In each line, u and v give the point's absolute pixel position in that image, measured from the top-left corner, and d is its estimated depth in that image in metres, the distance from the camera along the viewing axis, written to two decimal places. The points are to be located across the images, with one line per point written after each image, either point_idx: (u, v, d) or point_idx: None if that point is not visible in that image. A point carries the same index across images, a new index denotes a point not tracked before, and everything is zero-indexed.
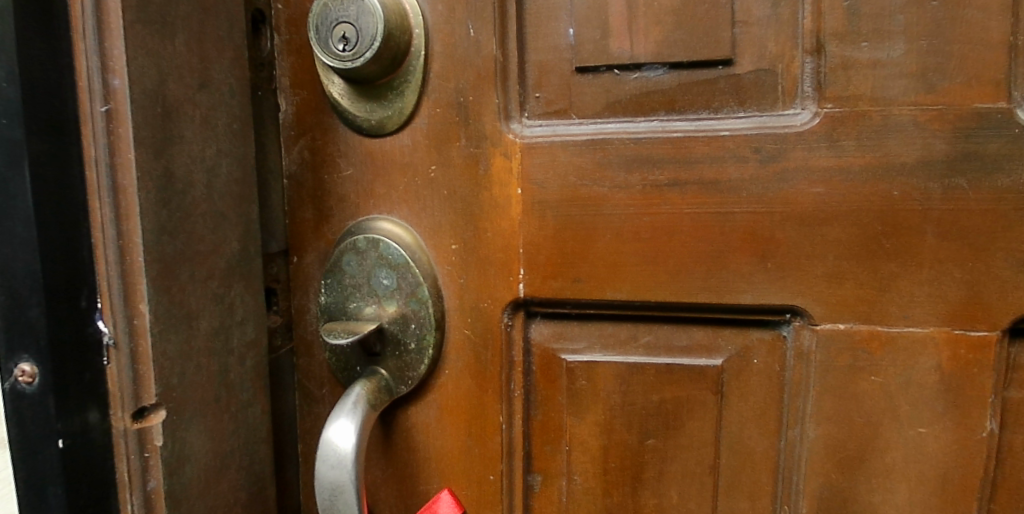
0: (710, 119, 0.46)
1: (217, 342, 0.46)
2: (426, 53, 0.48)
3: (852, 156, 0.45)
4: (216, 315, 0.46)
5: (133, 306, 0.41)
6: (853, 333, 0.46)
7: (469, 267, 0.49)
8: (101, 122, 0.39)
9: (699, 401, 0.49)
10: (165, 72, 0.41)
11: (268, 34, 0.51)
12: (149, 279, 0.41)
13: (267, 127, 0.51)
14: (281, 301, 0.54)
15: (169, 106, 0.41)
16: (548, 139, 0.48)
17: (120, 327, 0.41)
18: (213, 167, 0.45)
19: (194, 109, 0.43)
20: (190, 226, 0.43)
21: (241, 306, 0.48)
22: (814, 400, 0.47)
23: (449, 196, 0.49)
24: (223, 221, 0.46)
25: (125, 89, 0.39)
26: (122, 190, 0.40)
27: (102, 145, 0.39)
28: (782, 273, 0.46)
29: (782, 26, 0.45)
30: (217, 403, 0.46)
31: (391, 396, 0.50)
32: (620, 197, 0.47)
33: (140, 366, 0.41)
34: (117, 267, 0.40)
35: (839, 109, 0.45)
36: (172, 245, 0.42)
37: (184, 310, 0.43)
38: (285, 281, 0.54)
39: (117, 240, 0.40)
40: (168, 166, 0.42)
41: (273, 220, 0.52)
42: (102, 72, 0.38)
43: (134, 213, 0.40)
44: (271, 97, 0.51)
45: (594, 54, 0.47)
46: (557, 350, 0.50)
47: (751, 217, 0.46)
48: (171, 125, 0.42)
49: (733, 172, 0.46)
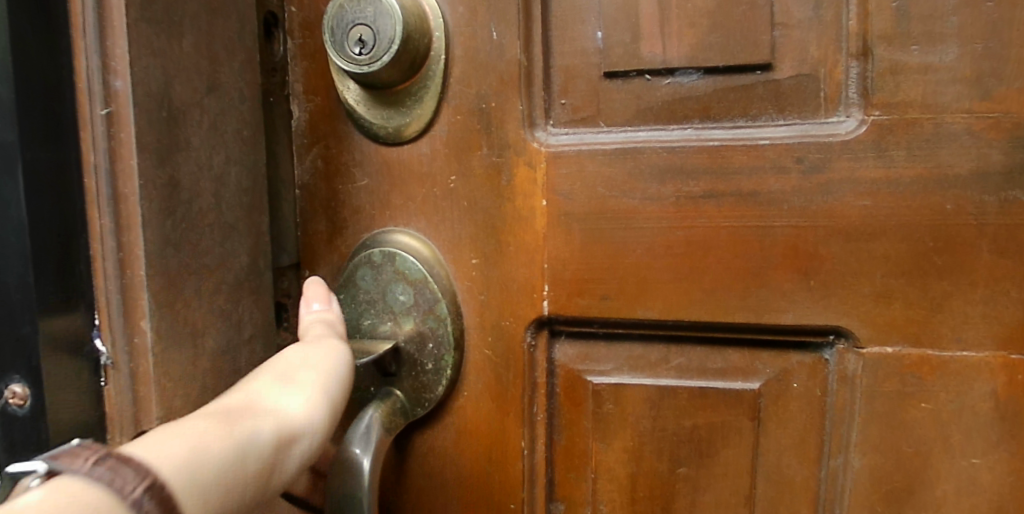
0: (748, 127, 0.44)
1: (224, 361, 0.43)
2: (446, 57, 0.46)
3: (901, 167, 0.42)
4: (223, 331, 0.43)
5: (134, 324, 0.38)
6: (902, 357, 0.43)
7: (491, 283, 0.47)
8: (101, 126, 0.37)
9: (735, 427, 0.46)
10: (172, 75, 0.39)
11: (280, 37, 0.49)
12: (151, 295, 0.38)
13: (279, 135, 0.49)
14: (292, 317, 0.51)
15: (174, 110, 0.39)
16: (575, 147, 0.45)
17: (120, 346, 0.39)
18: (221, 176, 0.42)
19: (202, 113, 0.41)
20: (196, 238, 0.41)
21: (249, 323, 0.45)
22: (859, 428, 0.44)
23: (469, 208, 0.47)
24: (233, 233, 0.43)
25: (127, 90, 0.36)
26: (123, 199, 0.37)
27: (103, 150, 0.37)
28: (826, 292, 0.43)
29: (826, 29, 0.42)
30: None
31: (407, 419, 0.48)
32: (651, 209, 0.44)
33: (140, 387, 0.39)
34: (115, 282, 0.38)
35: (887, 117, 0.42)
36: (176, 258, 0.40)
37: (189, 327, 0.41)
38: (296, 296, 0.51)
39: (118, 253, 0.38)
40: (174, 175, 0.39)
41: (284, 232, 0.50)
42: (103, 73, 0.36)
43: (135, 223, 0.37)
44: (284, 103, 0.49)
45: (624, 59, 0.44)
46: (582, 372, 0.47)
47: (791, 231, 0.43)
48: (177, 130, 0.39)
49: (773, 183, 0.43)
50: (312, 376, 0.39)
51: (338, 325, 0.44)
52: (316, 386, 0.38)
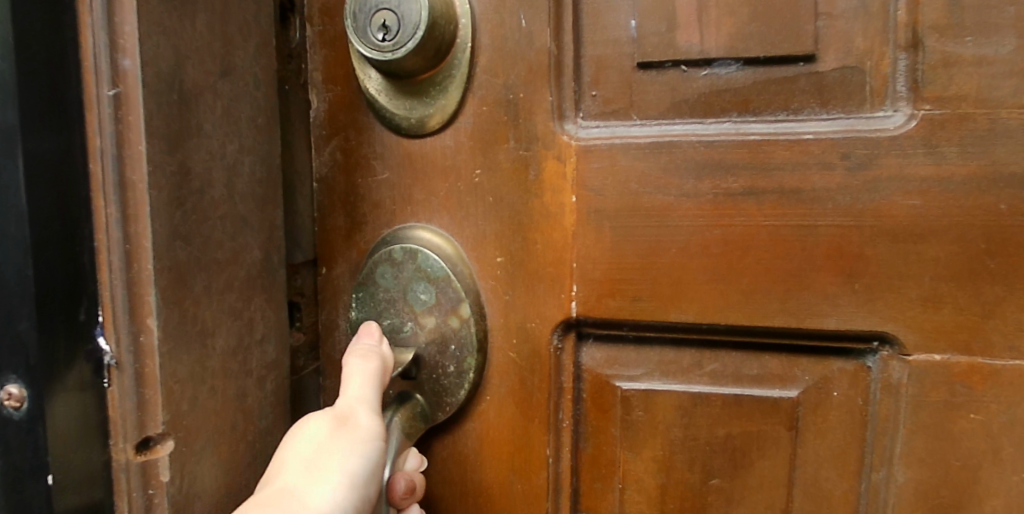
0: (790, 121, 0.42)
1: (234, 362, 0.42)
2: (473, 46, 0.44)
3: (954, 165, 0.39)
4: (232, 331, 0.41)
5: (140, 321, 0.36)
6: (951, 365, 0.40)
7: (515, 283, 0.45)
8: (107, 108, 0.34)
9: (772, 437, 0.43)
10: (184, 55, 0.37)
11: (296, 24, 0.47)
12: (159, 290, 0.36)
13: (294, 124, 0.47)
14: (306, 316, 0.49)
15: (186, 93, 0.37)
16: (607, 141, 0.43)
17: (124, 344, 0.36)
18: (234, 164, 0.41)
19: (215, 98, 0.39)
20: (206, 230, 0.39)
21: (261, 322, 0.44)
22: (904, 440, 0.41)
23: (495, 203, 0.45)
24: (245, 227, 0.42)
25: (136, 70, 0.35)
26: (131, 187, 0.35)
27: (110, 134, 0.35)
28: (872, 296, 0.40)
29: (872, 19, 0.40)
30: (233, 432, 0.42)
31: (428, 424, 0.45)
32: (687, 207, 0.42)
33: (145, 389, 0.37)
34: (121, 276, 0.36)
35: (938, 111, 0.39)
36: (185, 251, 0.38)
37: (198, 325, 0.39)
38: (309, 296, 0.49)
39: (124, 244, 0.35)
40: (184, 162, 0.38)
41: (300, 228, 0.48)
42: (110, 51, 0.34)
43: (144, 213, 0.36)
44: (299, 93, 0.47)
45: (659, 48, 0.43)
46: (611, 377, 0.45)
47: (835, 230, 0.40)
48: (188, 114, 0.38)
49: (817, 180, 0.40)
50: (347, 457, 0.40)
51: (382, 365, 0.42)
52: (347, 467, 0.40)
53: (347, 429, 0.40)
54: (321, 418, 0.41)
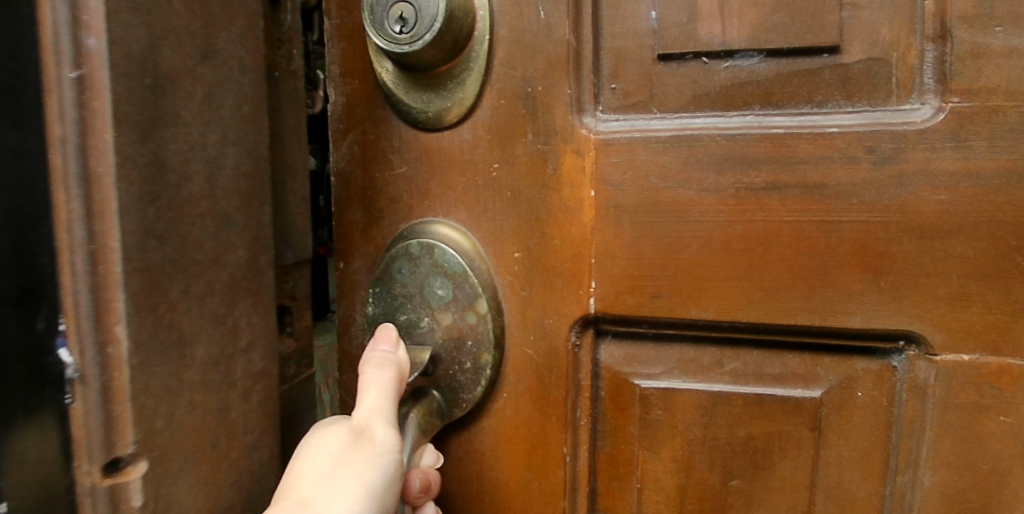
0: (813, 114, 0.41)
1: (216, 373, 0.37)
2: (491, 37, 0.44)
3: (982, 159, 0.37)
4: (211, 344, 0.37)
5: (106, 331, 0.32)
6: (979, 366, 0.39)
7: (534, 278, 0.44)
8: (70, 92, 0.31)
9: (794, 438, 0.42)
10: (159, 35, 0.33)
11: (288, 7, 0.45)
12: (128, 296, 0.32)
13: (284, 117, 0.44)
14: (296, 323, 0.47)
15: (160, 77, 0.33)
16: (627, 134, 0.42)
17: (87, 357, 0.32)
18: (216, 158, 0.37)
19: (195, 83, 0.35)
20: (186, 230, 0.35)
21: (247, 329, 0.39)
22: (930, 442, 0.40)
23: (513, 198, 0.44)
24: (229, 225, 0.38)
25: (102, 50, 0.31)
26: (96, 179, 0.31)
27: (71, 121, 0.31)
28: (898, 294, 0.39)
29: (899, 10, 0.39)
30: (214, 451, 0.37)
31: (444, 421, 0.45)
32: (709, 201, 0.41)
33: (113, 408, 0.33)
34: (84, 280, 0.31)
35: (968, 104, 0.38)
36: (160, 253, 0.34)
37: (174, 333, 0.35)
38: (298, 300, 0.46)
39: (88, 246, 0.31)
40: (159, 152, 0.34)
41: (290, 227, 0.45)
42: (71, 28, 0.30)
43: (111, 210, 0.31)
44: (291, 79, 0.45)
45: (680, 40, 0.42)
46: (629, 375, 0.44)
47: (860, 227, 0.39)
48: (164, 99, 0.34)
49: (842, 175, 0.39)
50: (364, 472, 0.39)
51: (397, 374, 0.41)
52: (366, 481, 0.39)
53: (363, 443, 0.39)
54: (338, 432, 0.40)
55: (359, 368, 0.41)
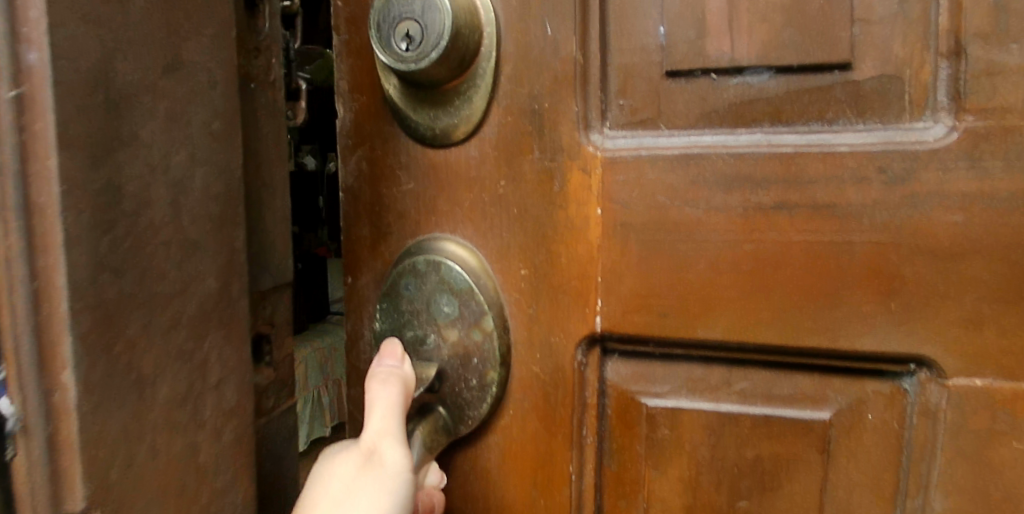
0: (823, 132, 0.40)
1: (183, 413, 0.34)
2: (498, 54, 0.44)
3: (997, 179, 0.36)
4: (175, 381, 0.34)
5: (51, 376, 0.29)
6: (993, 391, 0.38)
7: (540, 296, 0.44)
8: (9, 112, 0.27)
9: (803, 460, 0.42)
10: (116, 47, 0.30)
11: (265, 13, 0.41)
12: (76, 337, 0.29)
13: (262, 132, 0.41)
14: (276, 351, 0.43)
15: (118, 95, 0.30)
16: (634, 152, 0.42)
17: (34, 404, 0.29)
18: (181, 181, 0.33)
19: (157, 100, 0.32)
20: (143, 261, 0.31)
21: (217, 363, 0.36)
22: (941, 468, 0.39)
23: (519, 215, 0.44)
24: (199, 252, 0.34)
25: (43, 64, 0.27)
26: (38, 211, 0.28)
27: (10, 146, 0.28)
28: (910, 317, 0.38)
29: (912, 26, 0.38)
30: (183, 496, 0.34)
31: (450, 438, 0.45)
32: (716, 221, 0.40)
33: (60, 462, 0.30)
34: (27, 320, 0.29)
35: (981, 123, 0.37)
36: (115, 288, 0.30)
37: (134, 376, 0.31)
38: (278, 327, 0.43)
39: (30, 282, 0.29)
40: (114, 177, 0.30)
41: (267, 250, 0.42)
42: (10, 42, 0.27)
43: (54, 243, 0.28)
44: (268, 91, 0.42)
45: (688, 56, 0.42)
46: (636, 393, 0.44)
47: (872, 248, 0.38)
48: (121, 118, 0.30)
49: (853, 194, 0.38)
50: (382, 492, 0.39)
51: (403, 389, 0.41)
52: (384, 503, 0.39)
53: (377, 464, 0.39)
54: (350, 456, 0.40)
55: (365, 385, 0.42)
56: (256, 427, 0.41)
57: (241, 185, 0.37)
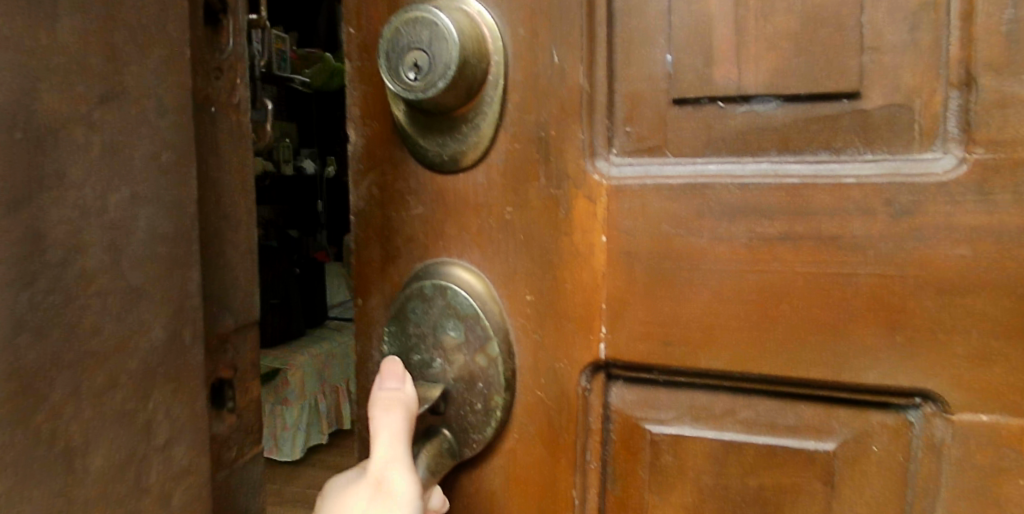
0: (832, 162, 0.40)
1: (121, 476, 0.31)
2: (505, 82, 0.44)
3: (1006, 213, 0.36)
4: (196, 432, 0.34)
5: None
6: (1000, 427, 0.37)
7: (546, 321, 0.44)
8: None
9: (806, 491, 0.41)
10: (47, 83, 0.27)
11: (229, 28, 0.39)
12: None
13: (222, 162, 0.38)
14: (239, 396, 0.40)
15: (43, 133, 0.27)
16: (639, 180, 0.42)
17: None
18: (121, 224, 0.30)
19: (93, 137, 0.29)
20: (78, 312, 0.29)
21: (164, 421, 0.32)
22: (946, 503, 0.39)
23: (525, 241, 0.45)
24: (137, 299, 0.31)
25: None
26: None
27: None
28: (914, 350, 0.38)
29: (923, 54, 0.38)
30: None
31: (455, 460, 0.45)
32: (721, 251, 0.40)
33: None
34: None
35: (992, 156, 0.36)
36: (37, 346, 0.27)
37: (60, 439, 0.28)
38: (238, 372, 0.40)
39: None
40: (40, 223, 0.27)
41: (226, 288, 0.38)
42: None
43: None
44: (232, 115, 0.39)
45: (695, 85, 0.42)
46: (640, 420, 0.45)
47: (877, 280, 0.38)
48: (48, 160, 0.27)
49: (858, 226, 0.38)
50: None
51: (405, 414, 0.42)
52: None
53: (386, 493, 0.40)
54: (360, 488, 0.41)
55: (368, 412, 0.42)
56: (217, 479, 0.38)
57: (195, 223, 0.34)
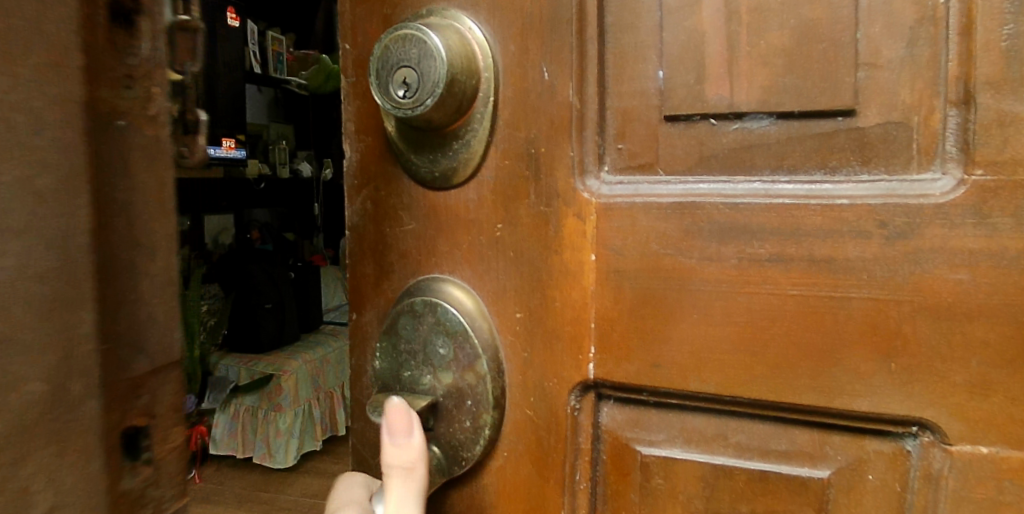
0: (826, 182, 0.39)
1: None
2: (496, 98, 0.44)
3: (1007, 237, 0.34)
4: (91, 500, 0.29)
5: None
6: (999, 460, 0.36)
7: (535, 340, 0.44)
8: None
9: None
10: None
11: (144, 30, 0.32)
12: None
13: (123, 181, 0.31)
14: (158, 444, 0.33)
15: None
16: (629, 199, 0.42)
17: None
18: None
19: None
20: None
21: (49, 488, 0.28)
22: None
23: (515, 258, 0.44)
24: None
25: None
26: None
27: None
28: (910, 378, 0.36)
29: (922, 70, 0.36)
30: None
31: (445, 477, 0.45)
32: (710, 271, 0.40)
33: None
34: None
35: (991, 177, 0.35)
36: None
37: None
38: (162, 415, 0.33)
39: None
40: None
41: (132, 331, 0.32)
42: None
43: None
44: (147, 128, 0.32)
45: (687, 101, 0.41)
46: (631, 440, 0.44)
47: (871, 304, 0.37)
48: None
49: (851, 249, 0.37)
50: None
51: (416, 470, 0.41)
52: None
53: None
54: None
55: (383, 466, 0.41)
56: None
57: (87, 259, 0.29)
